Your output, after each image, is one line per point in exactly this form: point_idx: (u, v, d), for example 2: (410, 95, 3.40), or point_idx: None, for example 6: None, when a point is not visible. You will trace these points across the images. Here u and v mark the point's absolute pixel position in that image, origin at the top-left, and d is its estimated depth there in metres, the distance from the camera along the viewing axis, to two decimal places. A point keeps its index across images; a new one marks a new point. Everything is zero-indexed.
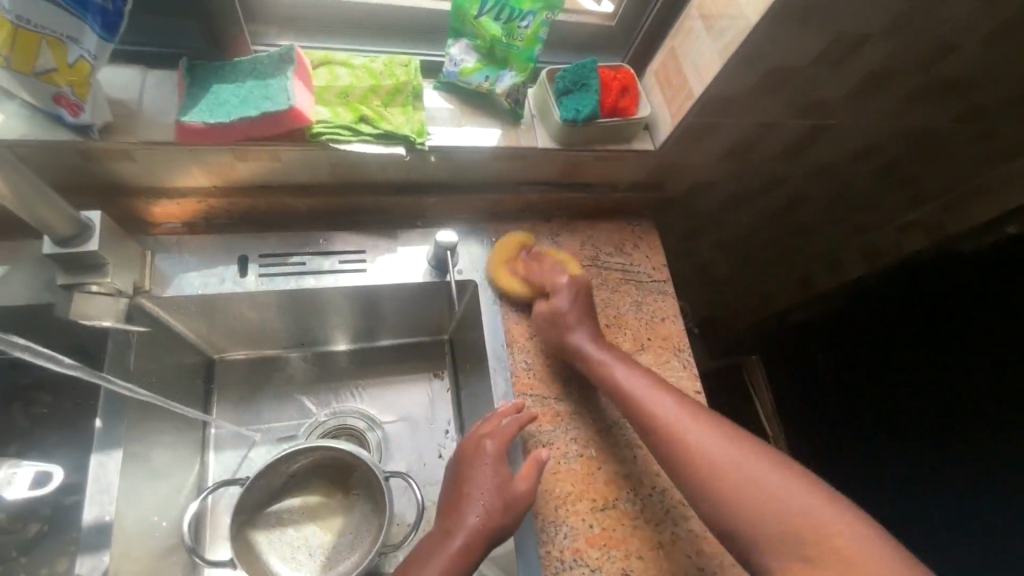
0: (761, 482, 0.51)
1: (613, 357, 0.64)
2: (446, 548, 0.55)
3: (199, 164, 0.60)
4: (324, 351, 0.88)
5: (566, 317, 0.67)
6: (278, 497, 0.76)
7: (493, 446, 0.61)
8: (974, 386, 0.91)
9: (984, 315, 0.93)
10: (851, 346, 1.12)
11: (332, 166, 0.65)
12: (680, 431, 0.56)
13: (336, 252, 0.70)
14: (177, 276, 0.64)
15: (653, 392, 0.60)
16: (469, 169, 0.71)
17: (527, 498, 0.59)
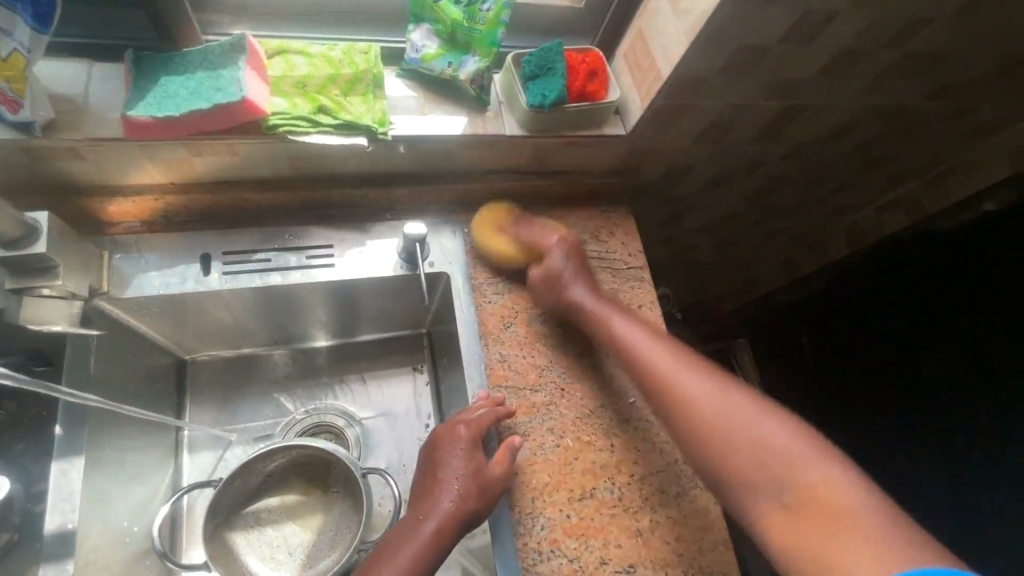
0: (733, 418, 0.54)
1: (603, 305, 0.67)
2: (417, 533, 0.55)
3: (152, 160, 0.58)
4: (301, 348, 0.86)
5: (561, 275, 0.69)
6: (255, 498, 0.75)
7: (467, 432, 0.60)
8: (970, 378, 0.92)
9: (970, 293, 0.93)
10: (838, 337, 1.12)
11: (293, 158, 0.63)
12: (662, 375, 0.59)
13: (303, 248, 0.68)
14: (136, 276, 0.63)
15: (637, 337, 0.63)
16: (437, 158, 0.69)
17: (502, 482, 0.59)
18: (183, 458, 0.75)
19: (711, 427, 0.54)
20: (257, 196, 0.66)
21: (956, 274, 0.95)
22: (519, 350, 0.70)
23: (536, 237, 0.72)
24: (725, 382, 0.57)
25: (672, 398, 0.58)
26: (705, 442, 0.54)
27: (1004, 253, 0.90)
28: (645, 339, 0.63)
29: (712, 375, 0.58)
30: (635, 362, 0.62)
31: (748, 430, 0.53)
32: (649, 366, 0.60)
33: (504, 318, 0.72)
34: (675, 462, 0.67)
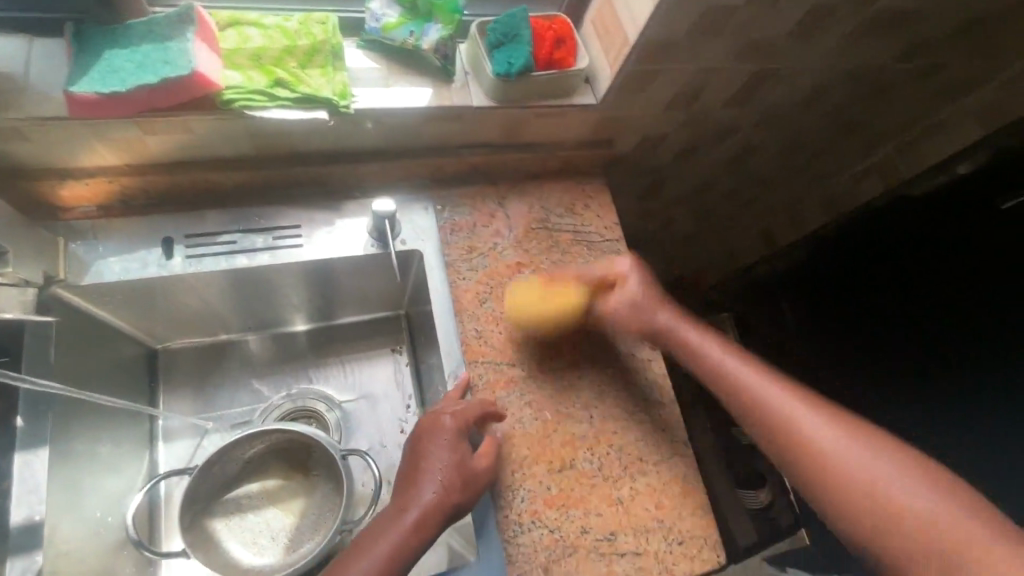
0: (843, 447, 0.53)
1: (686, 322, 0.68)
2: (399, 524, 0.54)
3: (103, 140, 0.55)
4: (279, 332, 0.85)
5: (643, 297, 0.69)
6: (235, 484, 0.74)
7: (451, 422, 0.60)
8: (969, 357, 0.81)
9: (953, 265, 0.85)
10: (820, 317, 1.04)
11: (252, 135, 0.61)
12: (755, 400, 0.58)
13: (270, 229, 0.66)
14: (96, 263, 0.61)
15: (725, 357, 0.63)
16: (404, 132, 0.67)
17: (486, 475, 0.59)
18: (158, 449, 0.74)
19: (811, 454, 0.54)
20: (218, 177, 0.64)
21: (932, 239, 0.89)
22: (496, 325, 0.70)
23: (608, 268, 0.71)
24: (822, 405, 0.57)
25: (766, 421, 0.57)
26: (804, 470, 0.54)
27: (978, 218, 0.84)
28: (741, 367, 0.62)
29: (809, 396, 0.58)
30: (725, 381, 0.61)
31: (849, 457, 0.52)
32: (740, 386, 0.60)
33: (480, 295, 0.71)
34: (654, 431, 0.68)
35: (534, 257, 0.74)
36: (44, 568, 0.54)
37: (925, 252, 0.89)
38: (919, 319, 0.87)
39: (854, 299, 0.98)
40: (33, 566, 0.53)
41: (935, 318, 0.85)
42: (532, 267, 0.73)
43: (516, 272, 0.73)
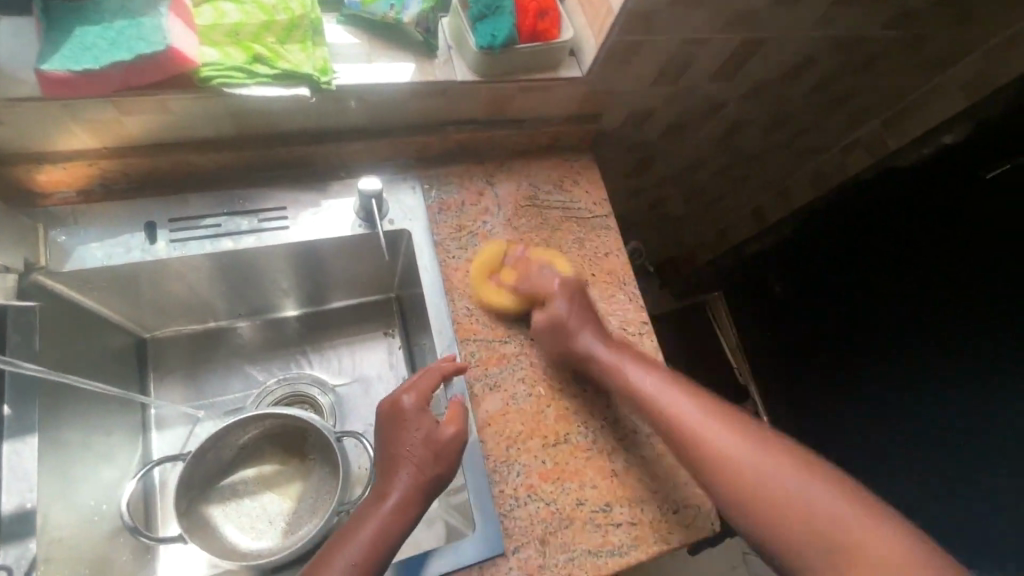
0: (772, 475, 0.53)
1: (617, 352, 0.64)
2: (377, 511, 0.55)
3: (79, 122, 0.54)
4: (271, 318, 0.84)
5: (567, 323, 0.65)
6: (230, 471, 0.74)
7: (410, 401, 0.60)
8: (970, 328, 0.85)
9: (942, 243, 0.88)
10: (808, 296, 1.07)
11: (233, 114, 0.59)
12: (697, 432, 0.57)
13: (255, 211, 0.66)
14: (77, 249, 0.60)
15: (660, 389, 0.61)
16: (388, 109, 0.66)
17: (456, 441, 0.58)
18: (151, 438, 0.74)
19: (747, 480, 0.53)
20: (200, 159, 0.63)
21: (920, 215, 0.92)
22: (487, 303, 0.69)
23: (539, 284, 0.68)
24: (753, 432, 0.56)
25: (704, 450, 0.56)
26: (737, 497, 0.53)
27: (969, 191, 0.87)
28: (680, 401, 0.59)
29: (738, 423, 0.57)
30: (664, 416, 0.59)
31: (784, 485, 0.52)
32: (679, 419, 0.58)
33: (471, 274, 0.70)
34: None
35: (523, 235, 0.74)
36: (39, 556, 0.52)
37: (922, 235, 0.91)
38: (915, 300, 0.91)
39: (847, 289, 1.01)
40: (28, 554, 0.52)
41: (926, 299, 0.90)
42: (521, 244, 0.73)
43: (505, 250, 0.72)
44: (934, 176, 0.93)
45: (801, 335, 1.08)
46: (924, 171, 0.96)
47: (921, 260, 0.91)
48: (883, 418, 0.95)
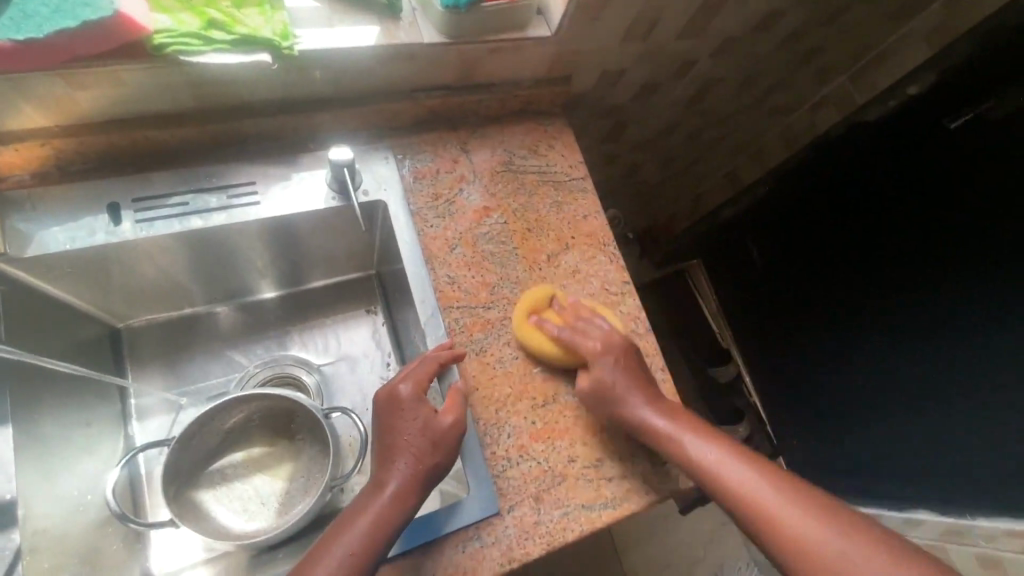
0: (838, 551, 0.51)
1: (673, 422, 0.61)
2: (378, 501, 0.55)
3: (27, 99, 0.51)
4: (247, 301, 0.83)
5: (613, 390, 0.62)
6: (218, 456, 0.74)
7: (407, 390, 0.60)
8: (938, 282, 0.87)
9: (911, 197, 0.92)
10: (790, 256, 1.16)
11: (194, 87, 0.57)
12: (777, 518, 0.54)
13: (223, 187, 0.64)
14: (38, 233, 0.57)
15: (730, 468, 0.58)
16: (355, 76, 0.64)
17: (455, 432, 0.58)
18: (133, 427, 0.72)
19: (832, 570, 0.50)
20: (160, 134, 0.60)
21: (894, 161, 0.95)
22: (469, 271, 0.69)
23: (584, 337, 0.65)
24: (811, 503, 0.54)
25: (787, 537, 0.53)
26: None
27: (932, 145, 0.90)
28: (756, 481, 0.56)
29: (798, 493, 0.55)
30: (742, 502, 0.56)
31: (856, 558, 0.50)
32: (757, 506, 0.55)
33: (451, 243, 0.70)
34: None
35: (501, 201, 0.74)
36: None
37: (891, 198, 0.95)
38: (886, 253, 0.96)
39: (827, 258, 1.07)
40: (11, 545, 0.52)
41: (895, 261, 0.94)
42: (500, 210, 0.73)
43: (484, 217, 0.72)
44: (902, 134, 0.95)
45: (788, 295, 1.17)
46: (894, 128, 0.97)
47: (896, 228, 0.94)
48: (857, 375, 1.03)
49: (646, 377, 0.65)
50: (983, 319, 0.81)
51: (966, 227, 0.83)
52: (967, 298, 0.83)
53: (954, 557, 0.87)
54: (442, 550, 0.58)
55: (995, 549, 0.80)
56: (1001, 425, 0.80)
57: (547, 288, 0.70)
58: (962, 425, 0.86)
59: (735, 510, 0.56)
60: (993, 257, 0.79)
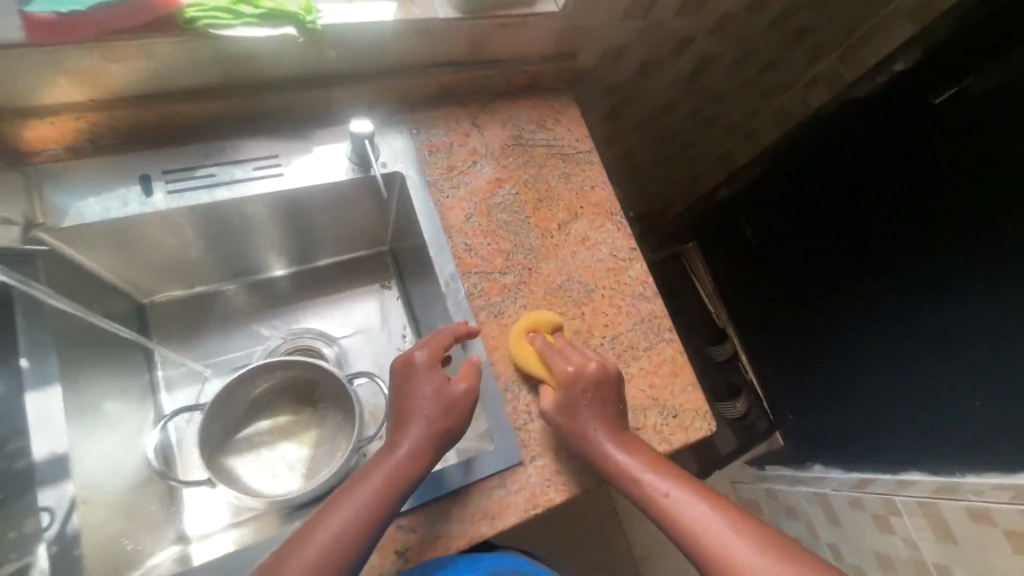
0: None
1: (635, 459, 0.60)
2: (391, 458, 0.57)
3: (66, 72, 0.53)
4: (260, 279, 0.86)
5: (578, 419, 0.61)
6: (246, 424, 0.76)
7: (422, 357, 0.63)
8: (931, 261, 0.91)
9: (900, 176, 0.96)
10: (784, 230, 1.20)
11: (222, 61, 0.59)
12: (730, 559, 0.52)
13: (247, 160, 0.66)
14: (74, 205, 0.59)
15: (688, 507, 0.56)
16: (372, 51, 0.67)
17: (467, 398, 0.62)
18: (162, 397, 0.75)
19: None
20: (188, 108, 0.62)
21: (886, 140, 0.99)
22: (485, 239, 0.72)
23: (567, 362, 0.64)
24: (769, 546, 0.52)
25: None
26: None
27: (920, 126, 0.93)
28: (712, 520, 0.54)
29: (757, 536, 0.53)
30: (695, 538, 0.54)
31: None
32: (710, 545, 0.53)
33: (466, 212, 0.73)
34: (642, 321, 0.74)
35: (512, 172, 0.77)
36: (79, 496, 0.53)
37: (880, 174, 0.99)
38: (876, 232, 1.00)
39: (821, 235, 1.11)
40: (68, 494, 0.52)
41: (886, 234, 0.98)
42: (512, 181, 0.76)
43: (496, 187, 0.75)
44: (889, 107, 0.99)
45: (784, 269, 1.22)
46: (883, 106, 1.00)
47: (887, 203, 0.98)
48: (853, 345, 1.08)
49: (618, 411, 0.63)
50: (969, 299, 0.86)
51: (955, 202, 0.87)
52: (956, 268, 0.87)
53: (944, 515, 0.83)
54: (471, 498, 0.61)
55: (984, 502, 0.78)
56: (986, 385, 0.85)
57: (552, 315, 0.69)
58: (949, 388, 0.91)
59: (690, 548, 0.55)
60: (984, 240, 0.83)
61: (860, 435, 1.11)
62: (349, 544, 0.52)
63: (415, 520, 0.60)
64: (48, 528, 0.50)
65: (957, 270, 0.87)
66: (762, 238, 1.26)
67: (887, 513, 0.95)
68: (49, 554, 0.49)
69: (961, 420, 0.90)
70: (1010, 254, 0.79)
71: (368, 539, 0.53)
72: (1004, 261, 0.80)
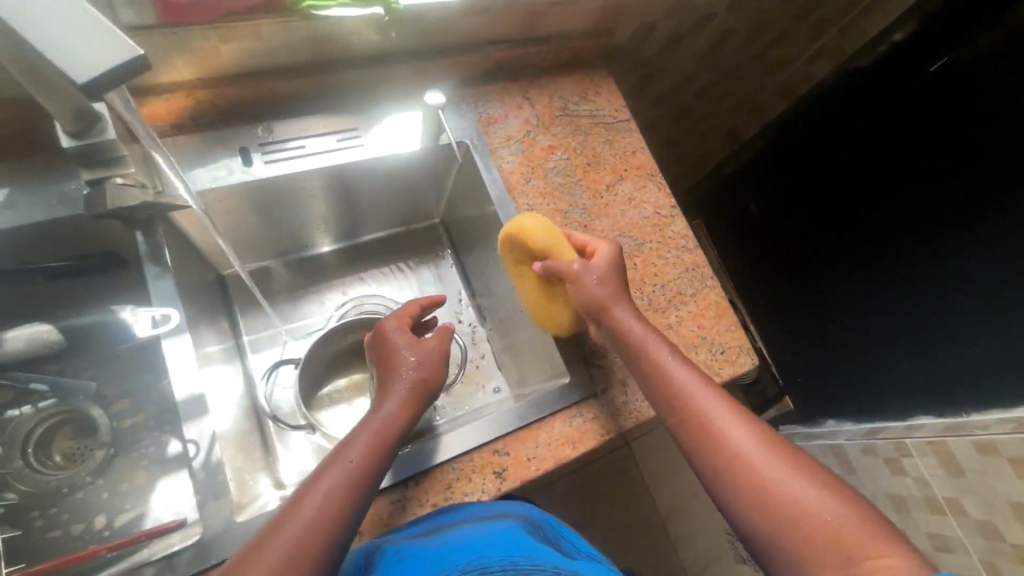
0: (773, 472, 0.50)
1: (646, 328, 0.62)
2: (376, 416, 0.57)
3: (183, 53, 0.60)
4: (308, 256, 0.92)
5: (601, 282, 0.65)
6: (326, 381, 0.83)
7: (392, 323, 0.65)
8: (931, 231, 0.94)
9: (899, 144, 0.99)
10: (790, 201, 1.26)
11: (314, 40, 0.67)
12: (716, 428, 0.54)
13: (331, 132, 0.73)
14: (186, 174, 0.66)
15: (686, 379, 0.58)
16: (440, 28, 0.73)
17: (440, 351, 0.64)
18: (248, 357, 0.82)
19: (755, 479, 0.50)
20: (281, 84, 0.70)
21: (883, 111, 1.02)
22: (543, 200, 0.79)
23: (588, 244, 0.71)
24: (757, 427, 0.54)
25: (720, 443, 0.53)
26: (755, 501, 0.50)
27: (914, 88, 0.96)
28: (705, 395, 0.56)
29: (748, 419, 0.55)
30: (685, 411, 0.56)
31: (790, 482, 0.49)
32: (699, 411, 0.56)
33: (525, 175, 0.80)
34: (687, 270, 0.81)
35: (562, 140, 0.83)
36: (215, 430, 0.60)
37: (884, 154, 1.02)
38: (878, 200, 1.04)
39: (830, 212, 1.16)
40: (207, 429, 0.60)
41: (887, 209, 1.02)
42: (562, 147, 0.83)
43: (550, 153, 0.82)
44: (885, 79, 1.02)
45: (790, 241, 1.28)
46: (882, 72, 1.03)
47: (893, 182, 1.01)
48: (860, 316, 1.13)
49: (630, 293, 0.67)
50: (966, 268, 0.90)
51: (956, 186, 0.90)
52: (960, 249, 0.90)
53: (953, 450, 0.91)
54: (552, 426, 0.68)
55: (989, 435, 0.85)
56: (983, 350, 0.89)
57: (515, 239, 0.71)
58: (948, 347, 0.95)
59: (677, 420, 0.57)
60: (979, 213, 0.87)
61: (864, 390, 1.17)
62: (338, 506, 0.50)
63: (507, 445, 0.66)
64: (195, 457, 0.58)
65: (962, 249, 0.90)
66: (767, 211, 1.33)
67: (899, 455, 1.03)
68: (200, 479, 0.58)
69: (963, 374, 0.93)
70: (1007, 240, 0.83)
71: (358, 497, 0.51)
72: (1004, 243, 0.83)
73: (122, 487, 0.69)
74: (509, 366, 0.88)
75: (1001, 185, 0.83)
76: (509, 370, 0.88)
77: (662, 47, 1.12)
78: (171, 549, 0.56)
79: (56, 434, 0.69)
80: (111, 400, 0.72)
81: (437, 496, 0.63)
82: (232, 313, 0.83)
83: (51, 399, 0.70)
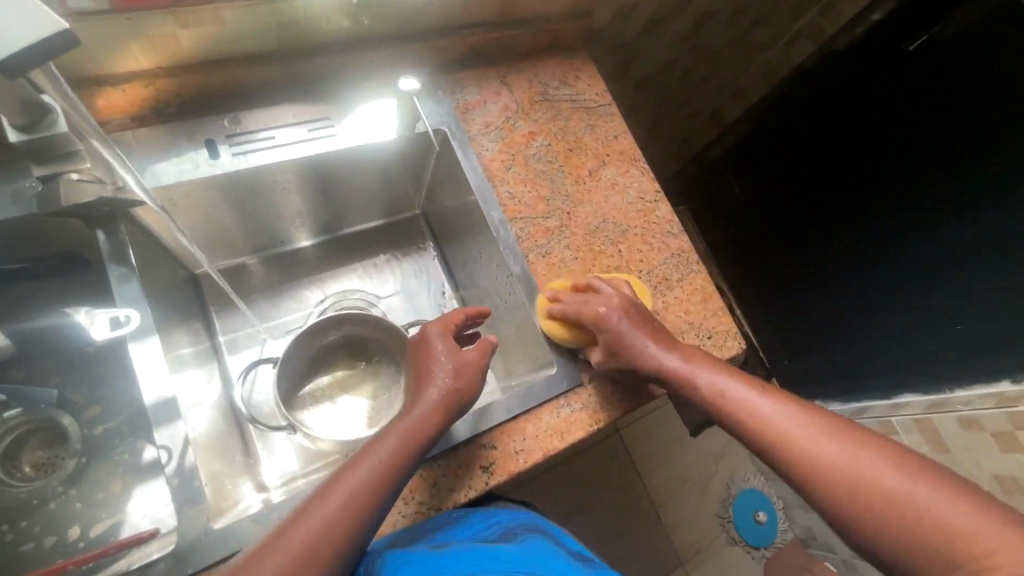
0: (839, 458, 0.51)
1: (686, 360, 0.63)
2: (406, 419, 0.56)
3: (140, 41, 0.58)
4: (286, 251, 0.89)
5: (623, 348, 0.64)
6: (308, 380, 0.81)
7: (434, 329, 0.64)
8: (922, 211, 0.93)
9: (884, 127, 0.98)
10: (777, 186, 1.24)
11: (280, 27, 0.64)
12: (770, 429, 0.56)
13: (301, 121, 0.70)
14: (148, 168, 0.63)
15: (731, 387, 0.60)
16: (411, 11, 0.71)
17: (480, 364, 0.62)
18: (225, 358, 0.79)
19: (824, 471, 0.52)
20: (246, 72, 0.67)
21: (866, 92, 1.00)
22: (525, 187, 0.77)
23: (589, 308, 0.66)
24: (813, 417, 0.55)
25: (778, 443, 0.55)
26: (830, 490, 0.51)
27: (893, 68, 0.95)
28: (754, 399, 0.58)
29: (803, 412, 0.56)
30: (753, 428, 0.57)
31: (861, 464, 0.50)
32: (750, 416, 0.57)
33: (506, 162, 0.78)
34: (673, 254, 0.79)
35: (543, 126, 0.81)
36: (188, 435, 0.58)
37: (876, 144, 0.99)
38: (864, 179, 1.03)
39: (822, 208, 1.13)
40: (179, 432, 0.58)
41: (874, 191, 1.01)
42: (543, 133, 0.81)
43: (531, 139, 0.80)
44: (869, 63, 0.99)
45: (777, 226, 1.27)
46: (860, 52, 1.01)
47: (886, 182, 0.98)
48: (851, 301, 1.12)
49: (659, 329, 0.65)
50: (959, 253, 0.88)
51: (946, 173, 0.88)
52: (950, 228, 0.89)
53: None
54: (541, 417, 0.66)
55: (972, 411, 0.91)
56: (967, 327, 0.90)
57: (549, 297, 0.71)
58: (934, 326, 0.96)
59: (745, 432, 0.58)
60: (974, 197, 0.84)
61: (851, 371, 1.17)
62: (354, 509, 0.48)
63: (494, 439, 0.65)
64: (168, 464, 0.56)
65: (951, 233, 0.89)
66: (751, 194, 1.33)
67: (886, 433, 1.08)
68: (174, 486, 0.55)
69: (951, 350, 0.94)
70: (1000, 230, 0.81)
71: (380, 498, 0.50)
72: (995, 234, 0.82)
73: (97, 497, 0.66)
74: (495, 358, 0.86)
75: (996, 179, 0.81)
76: (496, 362, 0.86)
77: (643, 27, 1.09)
78: (150, 559, 0.54)
79: (23, 445, 0.66)
80: (81, 406, 0.69)
81: (423, 495, 0.61)
82: (207, 313, 0.81)
83: (16, 409, 0.66)
